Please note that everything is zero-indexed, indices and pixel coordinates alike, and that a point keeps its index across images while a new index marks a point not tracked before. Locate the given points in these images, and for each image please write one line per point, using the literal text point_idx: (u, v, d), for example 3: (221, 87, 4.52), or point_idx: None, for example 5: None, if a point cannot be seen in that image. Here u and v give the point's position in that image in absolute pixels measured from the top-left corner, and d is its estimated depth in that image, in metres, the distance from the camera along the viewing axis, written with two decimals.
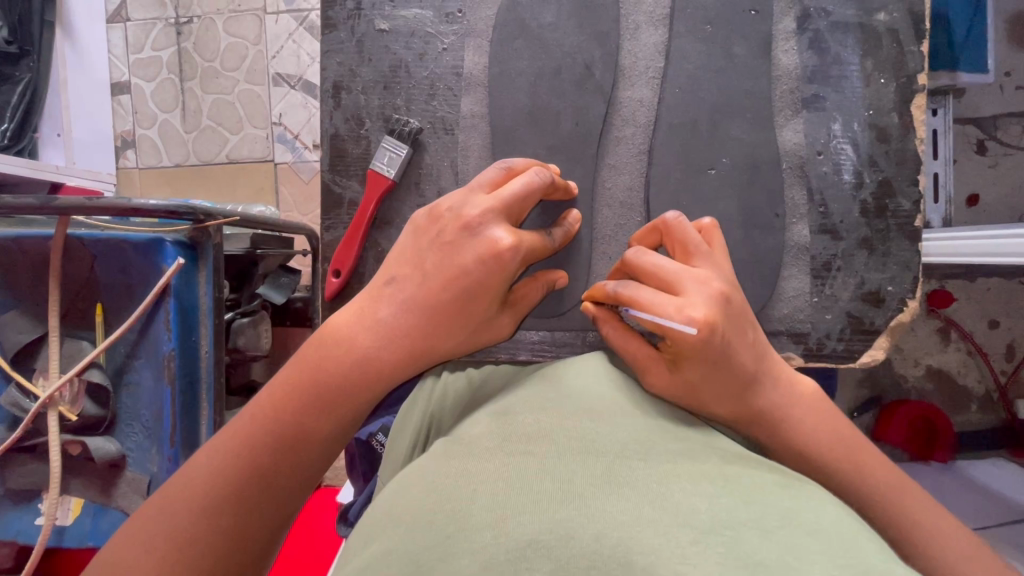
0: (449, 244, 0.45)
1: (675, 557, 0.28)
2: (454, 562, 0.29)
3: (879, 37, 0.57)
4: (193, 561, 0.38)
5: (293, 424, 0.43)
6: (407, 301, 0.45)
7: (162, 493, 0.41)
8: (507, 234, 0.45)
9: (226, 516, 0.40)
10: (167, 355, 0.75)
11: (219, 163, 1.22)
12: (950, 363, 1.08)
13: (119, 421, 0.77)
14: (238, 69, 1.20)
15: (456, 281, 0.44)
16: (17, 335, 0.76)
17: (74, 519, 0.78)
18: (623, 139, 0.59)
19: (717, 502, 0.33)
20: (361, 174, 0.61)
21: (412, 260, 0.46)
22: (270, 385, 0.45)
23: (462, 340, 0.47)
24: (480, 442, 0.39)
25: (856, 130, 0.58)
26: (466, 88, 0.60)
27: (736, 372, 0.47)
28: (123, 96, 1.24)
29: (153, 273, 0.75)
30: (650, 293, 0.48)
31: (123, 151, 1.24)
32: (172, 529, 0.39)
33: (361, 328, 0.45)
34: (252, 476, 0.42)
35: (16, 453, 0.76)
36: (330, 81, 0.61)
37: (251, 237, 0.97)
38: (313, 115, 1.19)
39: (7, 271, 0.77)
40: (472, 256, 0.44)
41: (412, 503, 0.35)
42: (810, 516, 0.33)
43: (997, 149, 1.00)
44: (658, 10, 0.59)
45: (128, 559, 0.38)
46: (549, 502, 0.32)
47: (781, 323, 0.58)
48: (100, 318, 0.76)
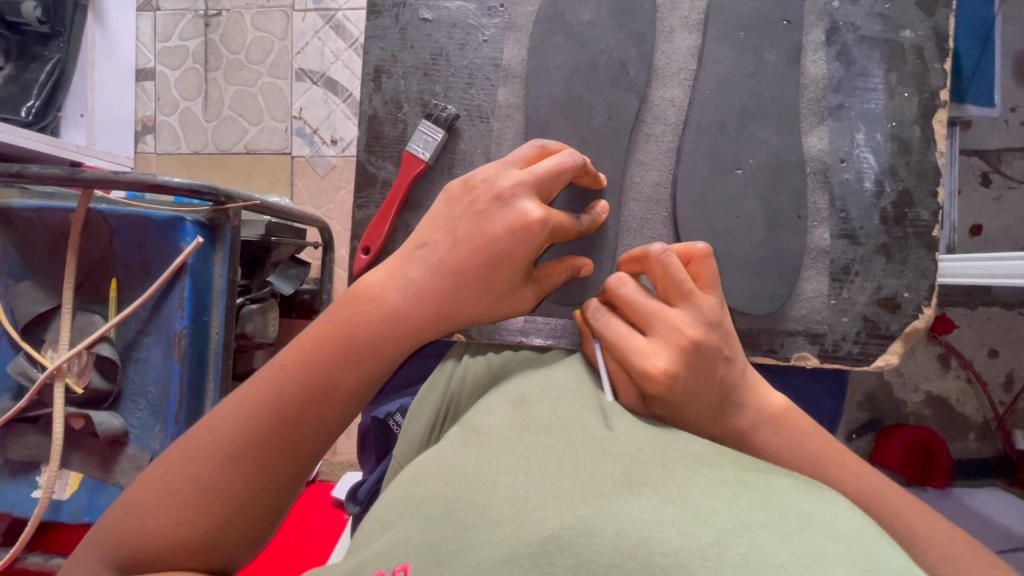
0: (476, 214, 0.47)
1: (697, 559, 0.27)
2: (473, 554, 0.29)
3: (903, 53, 0.60)
4: (216, 504, 0.42)
5: (317, 381, 0.45)
6: (435, 265, 0.47)
7: (188, 440, 0.44)
8: (536, 207, 0.46)
9: (247, 465, 0.43)
10: (178, 333, 0.75)
11: (237, 152, 1.23)
12: (949, 391, 1.09)
13: (124, 396, 0.77)
14: (262, 62, 1.22)
15: (487, 247, 0.46)
16: (29, 305, 0.76)
17: (70, 494, 0.77)
18: (653, 136, 0.61)
19: (737, 503, 0.31)
20: (396, 156, 0.62)
21: (444, 228, 0.48)
22: (298, 338, 0.47)
23: (486, 307, 0.48)
24: (499, 432, 0.38)
25: (879, 139, 0.59)
26: (504, 79, 0.61)
27: (702, 405, 0.46)
28: (147, 83, 1.26)
29: (171, 251, 0.75)
30: (621, 332, 0.47)
31: (143, 136, 1.26)
32: (200, 472, 0.43)
33: (388, 290, 0.46)
34: (271, 430, 0.44)
35: (18, 424, 0.75)
36: (372, 65, 0.63)
37: (267, 225, 0.98)
38: (334, 110, 1.21)
39: (26, 241, 0.77)
40: (500, 225, 0.46)
41: (427, 492, 0.35)
42: (841, 520, 0.31)
43: (1001, 182, 1.02)
44: (693, 15, 0.61)
45: (161, 494, 0.42)
46: (570, 502, 0.31)
47: (798, 323, 0.59)
48: (114, 294, 0.77)
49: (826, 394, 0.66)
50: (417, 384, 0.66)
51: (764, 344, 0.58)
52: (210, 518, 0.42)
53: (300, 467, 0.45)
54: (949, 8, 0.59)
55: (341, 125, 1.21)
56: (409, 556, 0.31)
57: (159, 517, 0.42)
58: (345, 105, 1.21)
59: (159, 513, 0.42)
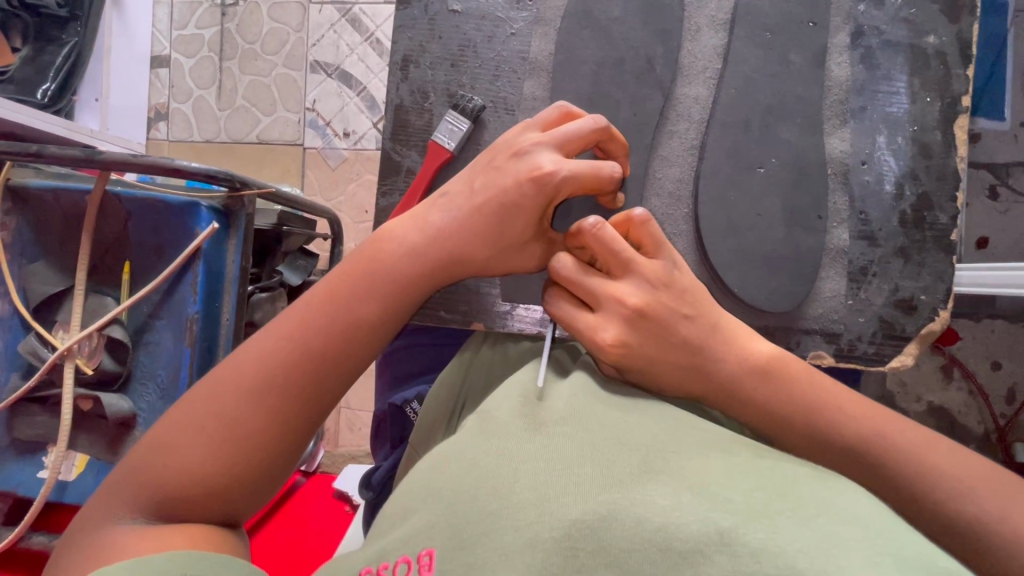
0: (494, 167, 0.49)
1: (717, 543, 0.28)
2: (497, 538, 0.30)
3: (926, 59, 0.60)
4: (241, 437, 0.43)
5: (341, 318, 0.46)
6: (451, 215, 0.49)
7: (209, 378, 0.45)
8: (549, 162, 0.48)
9: (269, 397, 0.44)
10: (189, 317, 0.76)
11: (249, 142, 1.24)
12: (952, 402, 1.09)
13: (133, 380, 0.77)
14: (277, 53, 1.23)
15: (494, 197, 0.48)
16: (42, 285, 0.76)
17: (77, 475, 0.77)
18: (676, 133, 0.61)
19: (757, 490, 0.32)
20: (421, 145, 0.63)
21: (464, 180, 0.50)
22: (324, 279, 0.49)
23: (497, 259, 0.50)
24: (513, 421, 0.37)
25: (900, 143, 0.60)
26: (530, 73, 0.62)
27: (669, 364, 0.47)
28: (161, 70, 1.26)
29: (184, 236, 0.76)
30: (569, 310, 0.49)
31: (155, 123, 1.27)
32: (225, 407, 0.43)
33: (406, 237, 0.48)
34: (296, 363, 0.44)
35: (27, 404, 0.76)
36: (400, 54, 0.63)
37: (279, 214, 0.97)
38: (348, 103, 1.21)
39: (41, 221, 0.78)
40: (513, 177, 0.48)
41: (449, 477, 0.35)
42: (860, 506, 0.32)
43: (1008, 197, 1.00)
44: (720, 14, 0.61)
45: (186, 430, 0.43)
46: (591, 489, 0.31)
47: (815, 322, 0.59)
48: (127, 277, 0.77)
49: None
50: (433, 371, 0.66)
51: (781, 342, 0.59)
52: (236, 452, 0.43)
53: (323, 404, 0.46)
54: (973, 16, 0.60)
55: (354, 118, 1.21)
56: (434, 541, 0.32)
57: (186, 451, 0.42)
58: (359, 98, 1.21)
59: (185, 449, 0.42)
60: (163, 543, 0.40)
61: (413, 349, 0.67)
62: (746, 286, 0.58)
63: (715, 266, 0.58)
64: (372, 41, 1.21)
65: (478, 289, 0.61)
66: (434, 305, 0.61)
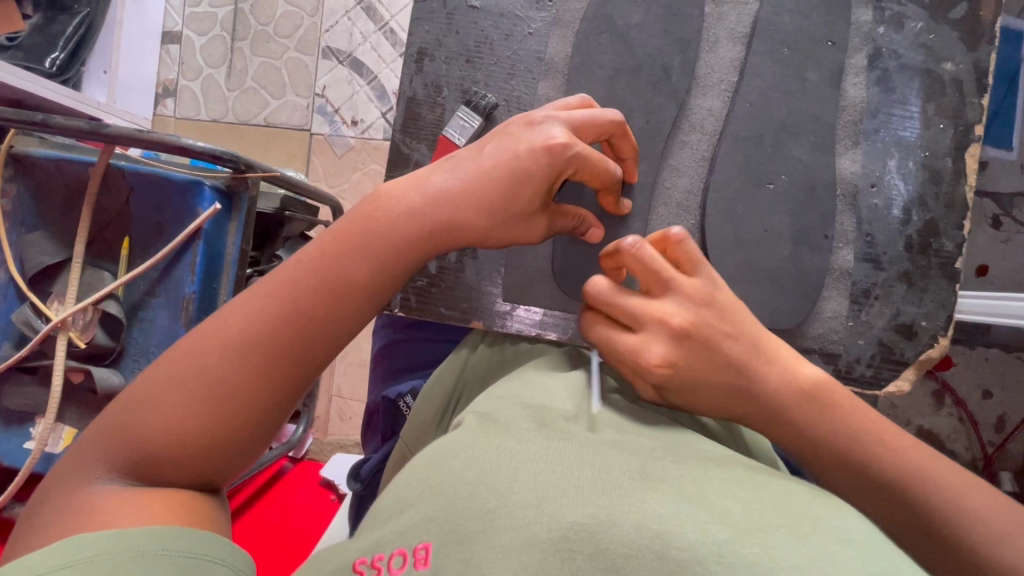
0: (504, 139, 0.48)
1: (712, 555, 0.28)
2: (494, 536, 0.30)
3: (942, 86, 0.60)
4: (223, 397, 0.42)
5: (336, 280, 0.44)
6: (454, 180, 0.47)
7: (194, 336, 0.43)
8: (567, 139, 0.47)
9: (256, 357, 0.42)
10: (186, 297, 0.75)
11: (256, 124, 1.23)
12: (941, 428, 1.09)
13: (126, 355, 0.76)
14: (290, 37, 1.22)
15: (501, 167, 0.47)
16: (39, 256, 0.75)
17: (63, 448, 0.76)
18: (688, 144, 0.61)
19: (750, 503, 0.32)
20: (430, 140, 0.62)
21: (475, 150, 0.49)
22: (320, 238, 0.47)
23: (497, 228, 0.48)
24: (518, 423, 0.38)
25: (911, 167, 0.60)
26: (546, 73, 0.62)
27: (714, 386, 0.46)
28: (172, 46, 1.25)
29: (186, 216, 0.75)
30: (608, 334, 0.48)
31: (163, 99, 1.26)
32: (208, 364, 0.42)
33: (410, 201, 0.47)
34: (285, 325, 0.43)
35: (17, 373, 0.75)
36: (416, 47, 0.63)
37: (282, 199, 0.95)
38: (357, 91, 1.20)
39: (42, 191, 0.77)
40: (524, 151, 0.47)
41: (447, 473, 0.35)
42: (853, 526, 0.32)
43: (1012, 226, 0.99)
44: (739, 28, 0.61)
45: (166, 386, 0.42)
46: (591, 492, 0.32)
47: (815, 342, 0.59)
48: (126, 252, 0.76)
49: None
50: (428, 366, 0.66)
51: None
52: (215, 411, 0.41)
53: (310, 366, 0.44)
54: (992, 45, 0.60)
55: (362, 107, 1.20)
56: (431, 535, 0.32)
57: (165, 407, 0.41)
58: (369, 87, 1.20)
59: (165, 407, 0.41)
60: (145, 508, 0.39)
61: (411, 343, 0.67)
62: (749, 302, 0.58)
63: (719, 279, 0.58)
64: (385, 30, 1.20)
65: (479, 288, 0.62)
66: (435, 302, 0.61)
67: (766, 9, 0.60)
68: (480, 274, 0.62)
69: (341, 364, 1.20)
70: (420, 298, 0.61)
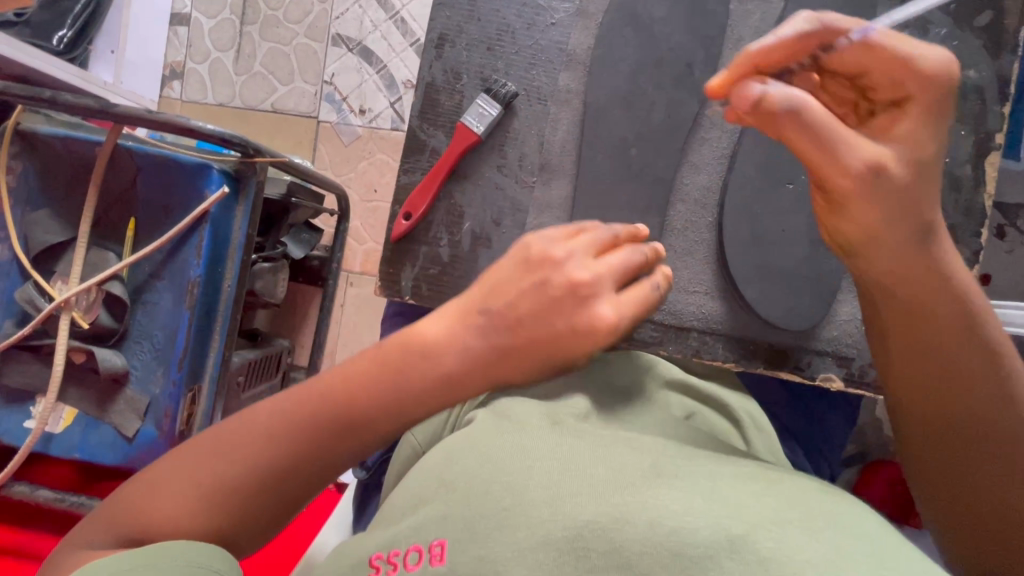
0: (538, 289, 0.41)
1: (725, 551, 0.28)
2: (510, 533, 0.31)
3: (964, 92, 0.60)
4: (232, 513, 0.39)
5: (362, 431, 0.40)
6: (485, 329, 0.41)
7: (222, 429, 0.41)
8: (613, 315, 0.42)
9: (274, 485, 0.40)
10: (191, 280, 0.74)
11: (263, 110, 1.22)
12: None
13: (129, 336, 0.76)
14: (300, 23, 1.21)
15: (541, 335, 0.41)
16: (43, 235, 0.74)
17: (63, 428, 0.76)
18: (708, 141, 0.61)
19: (765, 498, 0.32)
20: (448, 126, 0.63)
21: (509, 295, 0.42)
22: (352, 364, 0.42)
23: (555, 372, 0.44)
24: (528, 421, 0.39)
25: None
26: (567, 64, 0.62)
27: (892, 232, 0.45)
28: (180, 28, 1.24)
29: (194, 199, 0.74)
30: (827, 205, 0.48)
31: (169, 81, 1.25)
32: (214, 467, 0.39)
33: (440, 351, 0.41)
34: (308, 461, 0.40)
35: (19, 352, 0.74)
36: (436, 32, 0.64)
37: (289, 184, 0.94)
38: (366, 80, 1.19)
39: (47, 169, 0.76)
40: (565, 327, 0.41)
41: (462, 473, 0.36)
42: (870, 523, 0.32)
43: (1017, 237, 1.00)
44: (765, 26, 0.61)
45: (180, 458, 0.40)
46: (604, 491, 0.32)
47: (828, 344, 0.59)
48: (131, 233, 0.75)
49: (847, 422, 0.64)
50: None
51: (792, 361, 0.59)
52: (217, 508, 0.39)
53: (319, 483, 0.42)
54: (1015, 53, 0.60)
55: (371, 96, 1.19)
56: (446, 532, 0.33)
57: (172, 484, 0.39)
58: (378, 76, 1.19)
59: (175, 501, 0.39)
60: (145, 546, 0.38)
61: None
62: (765, 301, 0.58)
63: (735, 277, 0.58)
64: (396, 19, 1.19)
65: None
66: (447, 291, 0.62)
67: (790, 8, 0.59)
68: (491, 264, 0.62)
69: (342, 354, 1.19)
70: (432, 285, 0.62)
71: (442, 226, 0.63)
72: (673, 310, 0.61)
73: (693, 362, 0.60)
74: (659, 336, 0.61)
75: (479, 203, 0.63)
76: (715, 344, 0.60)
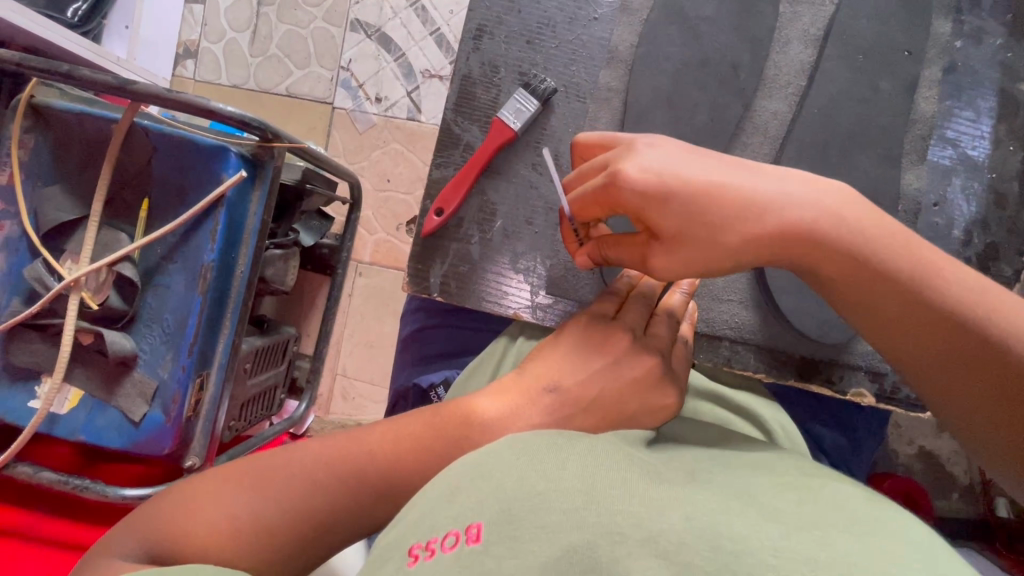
0: (610, 369, 0.49)
1: (768, 549, 0.28)
2: (543, 517, 0.31)
3: (1016, 106, 0.60)
4: (259, 548, 0.42)
5: (396, 488, 0.45)
6: (547, 398, 0.47)
7: (264, 466, 0.44)
8: (677, 396, 0.49)
9: (304, 528, 0.43)
10: (204, 265, 0.73)
11: (277, 93, 1.20)
12: (943, 448, 1.03)
13: (138, 320, 0.75)
14: (319, 6, 1.19)
15: (613, 409, 0.47)
16: (54, 212, 0.73)
17: (68, 410, 0.75)
18: (750, 147, 0.60)
19: (805, 506, 0.32)
20: (483, 121, 0.62)
21: (579, 376, 0.48)
22: (402, 425, 0.47)
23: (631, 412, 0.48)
24: (552, 435, 0.37)
25: (976, 188, 0.59)
26: (608, 62, 0.62)
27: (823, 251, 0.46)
28: (195, 6, 1.22)
29: (210, 181, 0.73)
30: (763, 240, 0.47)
31: (183, 60, 1.23)
32: (259, 505, 0.42)
33: (499, 425, 0.46)
34: (343, 506, 0.44)
35: (26, 330, 0.73)
36: (475, 23, 0.63)
37: (304, 171, 0.94)
38: (384, 68, 1.18)
39: (61, 144, 0.74)
40: (636, 404, 0.48)
41: (492, 478, 0.35)
42: (917, 531, 0.32)
43: None
44: (812, 30, 0.60)
45: (226, 487, 0.43)
46: (638, 486, 0.33)
47: (862, 359, 0.58)
48: (145, 214, 0.74)
49: (870, 438, 0.63)
50: (457, 351, 0.65)
51: (823, 375, 0.59)
52: (250, 547, 0.42)
53: (340, 538, 0.45)
54: None
55: (388, 84, 1.18)
56: (482, 515, 0.32)
57: (213, 513, 0.42)
58: (396, 64, 1.18)
59: (209, 527, 0.41)
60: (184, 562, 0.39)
61: (443, 331, 0.66)
62: (800, 312, 0.57)
63: (771, 288, 0.58)
64: (417, 7, 1.17)
65: (517, 281, 0.61)
66: (474, 290, 0.61)
67: (841, 12, 0.59)
68: (520, 266, 0.61)
69: (348, 344, 1.18)
70: (459, 282, 0.61)
71: (472, 223, 0.62)
72: (706, 318, 0.60)
73: (723, 371, 0.59)
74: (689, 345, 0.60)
75: (512, 201, 0.62)
76: (746, 353, 0.59)
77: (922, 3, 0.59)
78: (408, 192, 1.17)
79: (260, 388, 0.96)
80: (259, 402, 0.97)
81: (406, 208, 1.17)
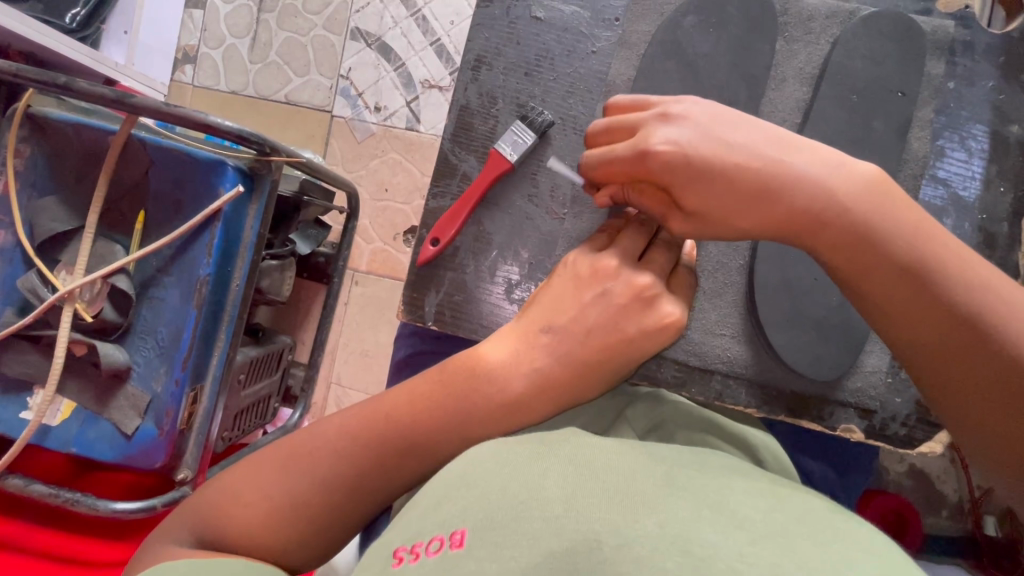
0: (601, 297, 0.50)
1: (735, 555, 0.28)
2: (526, 524, 0.32)
3: (1006, 147, 0.61)
4: (298, 522, 0.44)
5: (378, 491, 0.46)
6: (564, 357, 0.48)
7: (293, 446, 0.45)
8: (677, 309, 0.50)
9: (334, 508, 0.44)
10: (200, 278, 0.73)
11: (276, 101, 1.20)
12: (932, 466, 1.03)
13: (132, 332, 0.74)
14: (319, 14, 1.19)
15: (609, 336, 0.49)
16: (49, 222, 0.72)
17: (60, 422, 0.75)
18: None
19: (774, 513, 0.33)
20: (480, 151, 0.63)
21: (572, 310, 0.50)
22: (374, 401, 0.48)
23: (636, 342, 0.49)
24: (540, 448, 0.38)
25: (966, 228, 0.60)
26: (605, 95, 0.62)
27: (830, 240, 0.47)
28: (196, 11, 1.22)
29: (206, 196, 0.73)
30: (779, 213, 0.47)
31: (182, 65, 1.23)
32: (289, 479, 0.44)
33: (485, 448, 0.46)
34: (327, 514, 0.44)
35: (17, 340, 0.73)
36: (473, 54, 0.64)
37: (302, 183, 0.94)
38: (383, 78, 1.18)
39: (57, 153, 0.74)
40: (634, 330, 0.49)
41: (478, 485, 0.35)
42: (877, 540, 0.33)
43: None
44: (807, 69, 0.62)
45: (264, 469, 0.45)
46: (616, 495, 0.33)
47: (852, 395, 0.59)
48: (139, 227, 0.73)
49: (857, 466, 0.64)
50: None
51: (813, 410, 0.59)
52: (292, 521, 0.44)
53: (328, 543, 0.45)
54: None
55: (387, 93, 1.18)
56: (466, 522, 0.33)
57: (251, 495, 0.44)
58: (396, 74, 1.17)
59: (247, 509, 0.43)
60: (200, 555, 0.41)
61: (436, 355, 0.66)
62: (790, 347, 0.58)
63: (762, 322, 0.58)
64: (418, 18, 1.17)
65: (512, 308, 0.61)
66: (468, 317, 0.61)
67: (838, 50, 0.59)
68: (514, 295, 0.61)
69: (343, 353, 1.18)
70: (454, 312, 0.62)
71: (468, 253, 0.62)
72: (697, 352, 0.61)
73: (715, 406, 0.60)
74: (681, 378, 0.61)
75: (507, 231, 0.62)
76: (738, 388, 0.60)
77: (919, 41, 0.59)
78: (405, 202, 1.17)
79: (254, 397, 0.95)
80: (254, 411, 0.97)
81: (402, 219, 1.17)
